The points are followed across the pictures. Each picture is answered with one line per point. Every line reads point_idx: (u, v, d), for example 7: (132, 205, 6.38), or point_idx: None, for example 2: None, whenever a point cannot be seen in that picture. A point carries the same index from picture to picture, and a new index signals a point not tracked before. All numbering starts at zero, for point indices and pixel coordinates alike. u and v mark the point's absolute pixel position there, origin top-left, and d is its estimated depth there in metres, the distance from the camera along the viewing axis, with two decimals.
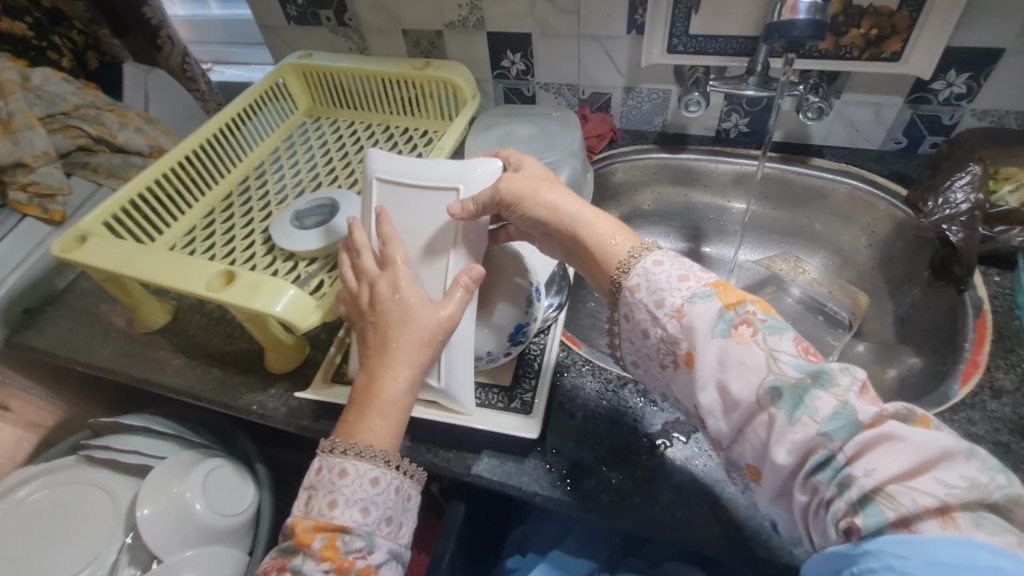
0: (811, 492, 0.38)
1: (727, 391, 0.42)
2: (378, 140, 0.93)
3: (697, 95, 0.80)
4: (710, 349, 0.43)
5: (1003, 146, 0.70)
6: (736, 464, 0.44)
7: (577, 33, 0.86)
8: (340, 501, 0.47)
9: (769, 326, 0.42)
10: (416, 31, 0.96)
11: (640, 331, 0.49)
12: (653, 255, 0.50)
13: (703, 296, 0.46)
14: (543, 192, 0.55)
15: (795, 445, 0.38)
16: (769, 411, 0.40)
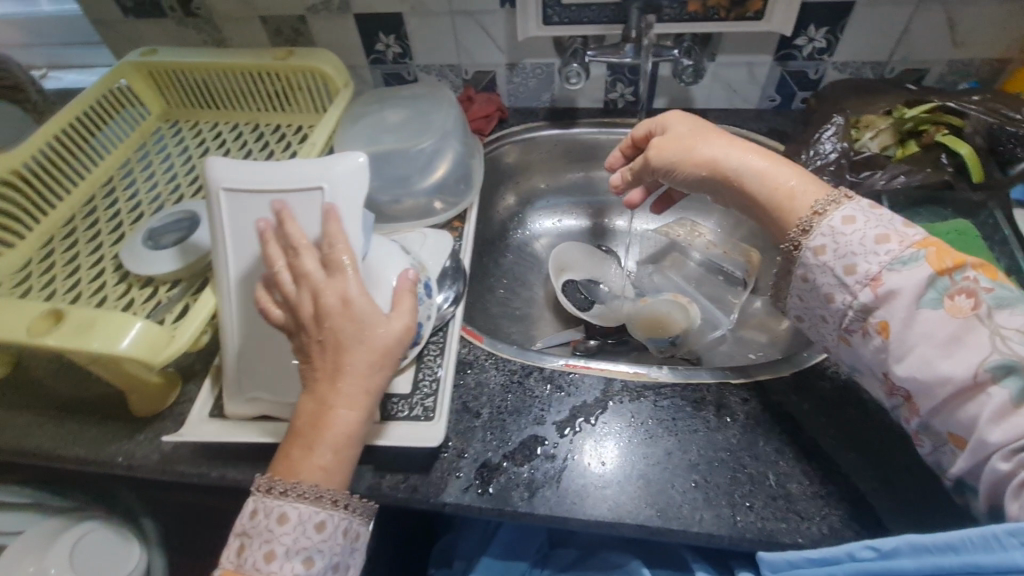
0: (1014, 467, 0.36)
1: (934, 360, 0.40)
2: (246, 142, 0.85)
3: (576, 67, 0.77)
4: (916, 318, 0.41)
5: (867, 95, 0.73)
6: (931, 430, 0.42)
7: (450, 10, 0.82)
8: (276, 554, 0.43)
9: (994, 295, 0.40)
10: (276, 18, 0.87)
11: (823, 292, 0.46)
12: (843, 208, 0.46)
13: (909, 260, 0.42)
14: (703, 149, 0.53)
15: (1016, 427, 0.36)
16: (989, 389, 0.37)
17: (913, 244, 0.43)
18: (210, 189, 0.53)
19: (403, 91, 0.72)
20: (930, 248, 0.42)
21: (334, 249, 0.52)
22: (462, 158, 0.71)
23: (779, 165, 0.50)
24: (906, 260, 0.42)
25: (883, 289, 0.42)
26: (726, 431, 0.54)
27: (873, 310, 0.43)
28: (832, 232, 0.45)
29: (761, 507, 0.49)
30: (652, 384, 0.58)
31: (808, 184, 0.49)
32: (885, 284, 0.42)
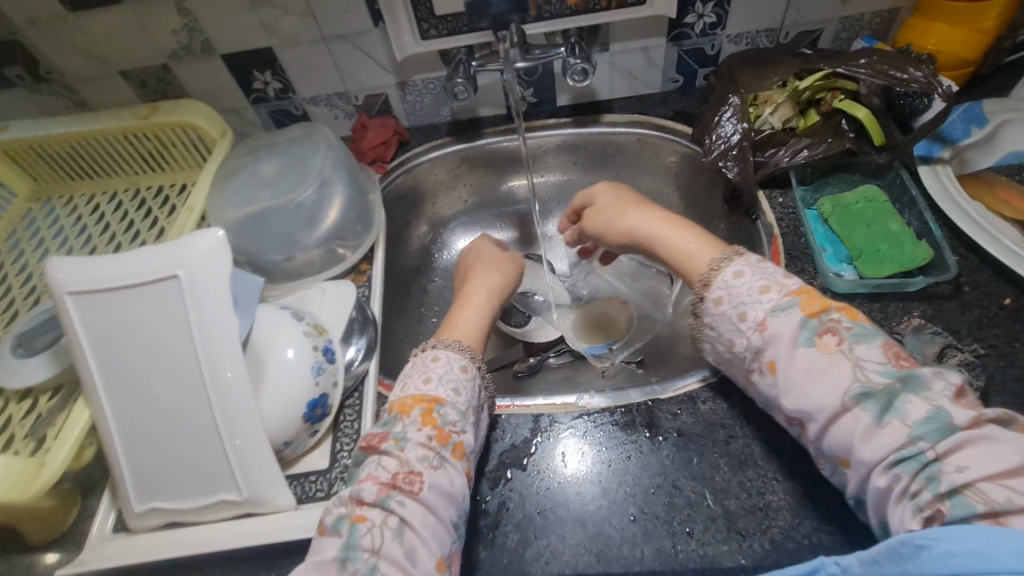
0: (893, 482, 0.38)
1: (812, 389, 0.42)
2: (127, 211, 0.77)
3: (462, 80, 0.72)
4: (794, 357, 0.44)
5: (761, 69, 0.69)
6: (823, 453, 0.43)
7: (322, 37, 0.76)
8: (433, 378, 0.52)
9: (855, 334, 0.43)
10: (136, 70, 0.80)
11: (725, 338, 0.49)
12: (734, 264, 0.50)
13: (785, 307, 0.45)
14: (620, 222, 0.62)
15: (884, 446, 0.39)
16: (855, 412, 0.40)
17: (791, 292, 0.46)
18: (55, 295, 0.48)
19: (279, 137, 0.67)
20: (804, 295, 0.45)
21: (206, 334, 0.47)
22: (353, 199, 0.66)
23: (683, 231, 0.57)
24: (785, 307, 0.45)
25: (767, 332, 0.46)
26: (659, 453, 0.52)
27: (763, 351, 0.46)
28: (725, 285, 0.49)
29: (698, 531, 0.47)
30: (579, 413, 0.55)
31: (705, 245, 0.54)
32: (768, 328, 0.46)
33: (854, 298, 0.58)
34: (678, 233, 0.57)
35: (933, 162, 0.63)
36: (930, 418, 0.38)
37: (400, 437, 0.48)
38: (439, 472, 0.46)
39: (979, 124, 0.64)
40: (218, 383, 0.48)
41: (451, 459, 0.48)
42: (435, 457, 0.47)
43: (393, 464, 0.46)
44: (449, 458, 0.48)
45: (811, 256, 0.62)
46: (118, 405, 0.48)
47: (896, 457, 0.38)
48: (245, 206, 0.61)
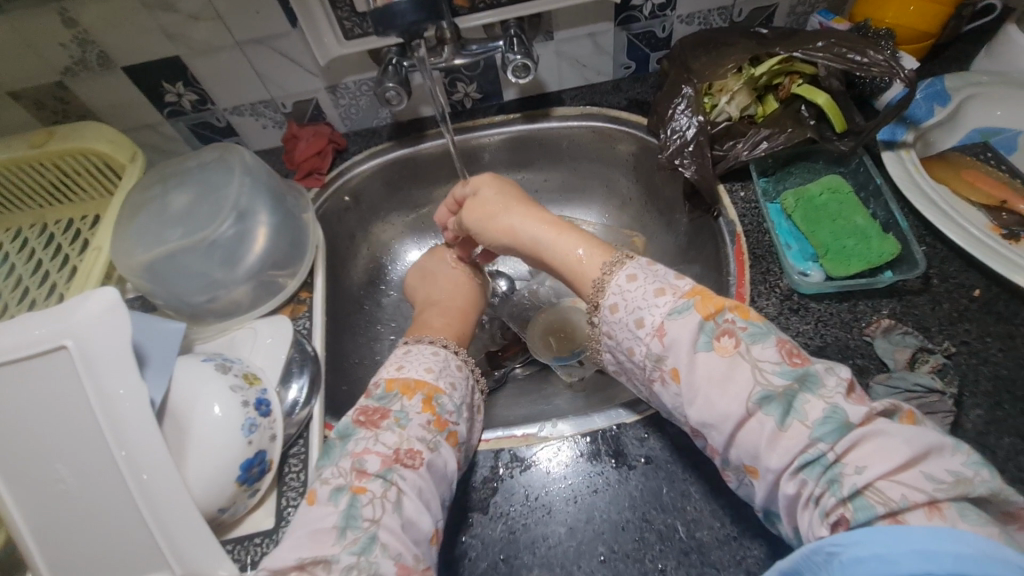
0: (799, 488, 0.37)
1: (712, 395, 0.41)
2: (34, 251, 0.68)
3: (393, 84, 0.66)
4: (695, 362, 0.42)
5: (715, 51, 0.64)
6: (728, 461, 0.41)
7: (235, 41, 0.68)
8: (405, 364, 0.52)
9: (750, 334, 0.42)
10: (28, 90, 0.71)
11: (625, 347, 0.47)
12: (625, 268, 0.49)
13: (681, 309, 0.44)
14: (503, 218, 0.58)
15: (788, 450, 0.37)
16: (758, 417, 0.39)
17: (684, 293, 0.45)
18: None
19: (192, 161, 0.60)
20: (696, 296, 0.44)
21: (109, 407, 0.41)
22: (282, 227, 0.60)
23: (567, 235, 0.55)
24: (680, 309, 0.44)
25: (665, 337, 0.43)
26: (627, 483, 0.49)
27: (663, 359, 0.44)
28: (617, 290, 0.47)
29: (672, 568, 0.44)
30: (541, 444, 0.52)
31: (593, 249, 0.53)
32: (666, 332, 0.44)
33: (822, 299, 0.55)
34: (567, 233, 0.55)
35: (897, 147, 0.60)
36: (830, 419, 0.36)
37: (400, 416, 0.47)
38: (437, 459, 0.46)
39: (943, 101, 0.61)
40: (132, 460, 0.42)
41: (448, 444, 0.48)
42: (432, 445, 0.47)
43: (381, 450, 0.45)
44: (445, 443, 0.48)
45: (775, 255, 0.59)
46: (15, 493, 0.43)
47: (800, 460, 0.36)
48: (155, 245, 0.55)
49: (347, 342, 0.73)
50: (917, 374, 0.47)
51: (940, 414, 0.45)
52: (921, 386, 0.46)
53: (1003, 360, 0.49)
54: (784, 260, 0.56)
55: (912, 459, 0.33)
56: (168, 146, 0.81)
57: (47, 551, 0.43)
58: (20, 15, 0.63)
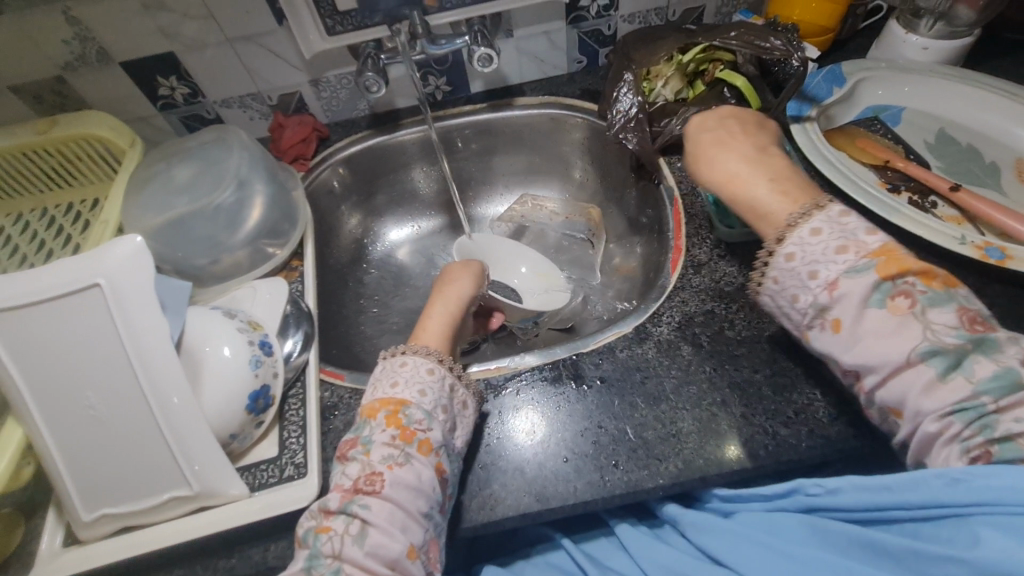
0: (943, 429, 0.39)
1: (875, 346, 0.41)
2: (36, 232, 0.73)
3: (372, 74, 0.74)
4: (863, 317, 0.42)
5: (651, 43, 0.75)
6: (872, 401, 0.44)
7: (226, 38, 0.76)
8: (401, 381, 0.52)
9: (929, 296, 0.41)
10: (28, 84, 0.76)
11: (787, 293, 0.47)
12: (813, 220, 0.47)
13: (864, 267, 0.42)
14: (736, 170, 0.54)
15: (944, 399, 0.39)
16: (919, 367, 0.40)
17: (866, 253, 0.43)
18: None
19: (191, 142, 0.67)
20: (881, 257, 0.42)
21: (135, 338, 0.48)
22: (275, 199, 0.67)
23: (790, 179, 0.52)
24: (861, 267, 0.43)
25: (837, 291, 0.43)
26: (585, 399, 0.57)
27: (826, 310, 0.44)
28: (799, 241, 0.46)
29: (623, 463, 0.53)
30: (512, 374, 0.60)
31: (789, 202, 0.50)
32: (840, 287, 0.43)
33: (745, 246, 0.65)
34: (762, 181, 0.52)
35: (803, 120, 0.71)
36: (997, 375, 0.38)
37: (366, 441, 0.49)
38: (404, 470, 0.47)
39: (840, 83, 0.73)
40: (154, 385, 0.49)
41: (417, 455, 0.48)
42: (399, 457, 0.48)
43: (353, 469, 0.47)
44: (415, 454, 0.48)
45: (706, 213, 0.69)
46: (52, 419, 0.49)
47: (954, 408, 0.39)
48: (162, 213, 0.62)
49: (334, 310, 0.80)
50: None
51: None
52: None
53: None
54: (713, 215, 0.66)
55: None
56: (158, 138, 0.88)
57: (79, 469, 0.49)
58: (26, 13, 0.69)
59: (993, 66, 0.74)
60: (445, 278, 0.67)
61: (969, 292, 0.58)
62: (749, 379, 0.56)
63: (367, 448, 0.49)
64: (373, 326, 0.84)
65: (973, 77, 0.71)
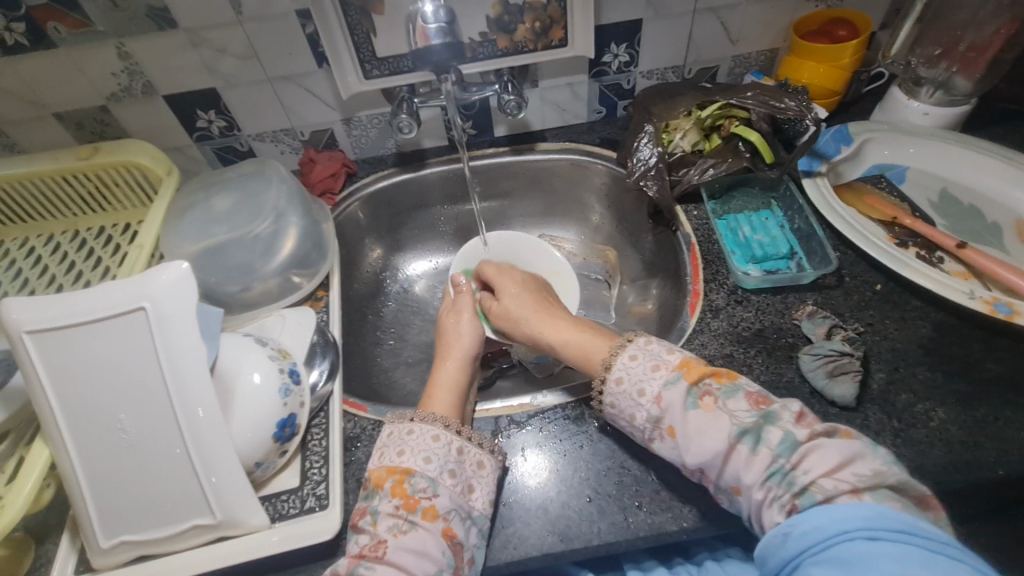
0: (765, 493, 0.45)
1: (701, 441, 0.48)
2: (67, 253, 0.75)
3: (406, 117, 0.78)
4: (687, 419, 0.49)
5: (670, 99, 0.80)
6: (719, 487, 0.49)
7: (267, 77, 0.80)
8: (407, 450, 0.53)
9: (724, 392, 0.50)
10: (72, 112, 0.80)
11: (626, 413, 0.53)
12: (629, 347, 0.55)
13: (673, 381, 0.51)
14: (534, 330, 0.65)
15: (759, 468, 0.46)
16: (737, 449, 0.47)
17: (672, 368, 0.52)
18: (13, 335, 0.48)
19: (230, 173, 0.70)
20: (685, 368, 0.51)
21: (173, 362, 0.49)
22: (308, 230, 0.69)
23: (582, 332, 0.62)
24: (672, 380, 0.51)
25: (664, 403, 0.50)
26: (608, 439, 0.58)
27: (661, 420, 0.51)
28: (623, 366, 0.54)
29: (646, 505, 0.53)
30: (535, 411, 0.61)
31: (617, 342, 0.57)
32: (665, 400, 0.51)
33: (761, 292, 0.67)
34: (553, 321, 0.65)
35: (814, 175, 0.75)
36: (784, 441, 0.46)
37: (374, 510, 0.50)
38: (408, 538, 0.48)
39: (847, 142, 0.77)
40: (188, 410, 0.49)
41: (422, 522, 0.49)
42: (404, 525, 0.49)
43: (366, 537, 0.49)
44: (419, 522, 0.49)
45: (723, 259, 0.71)
46: (83, 440, 0.49)
47: (768, 473, 0.45)
48: (199, 240, 0.64)
49: (354, 341, 0.81)
50: (831, 342, 0.60)
51: (852, 373, 0.57)
52: (834, 351, 0.59)
53: (897, 336, 0.62)
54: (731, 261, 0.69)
55: (844, 461, 0.44)
56: (191, 167, 0.91)
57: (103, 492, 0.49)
58: (81, 47, 0.72)
59: (991, 133, 0.79)
60: (444, 335, 0.68)
61: (980, 345, 0.60)
62: None
63: (376, 516, 0.50)
64: (388, 358, 0.85)
65: (973, 142, 0.75)
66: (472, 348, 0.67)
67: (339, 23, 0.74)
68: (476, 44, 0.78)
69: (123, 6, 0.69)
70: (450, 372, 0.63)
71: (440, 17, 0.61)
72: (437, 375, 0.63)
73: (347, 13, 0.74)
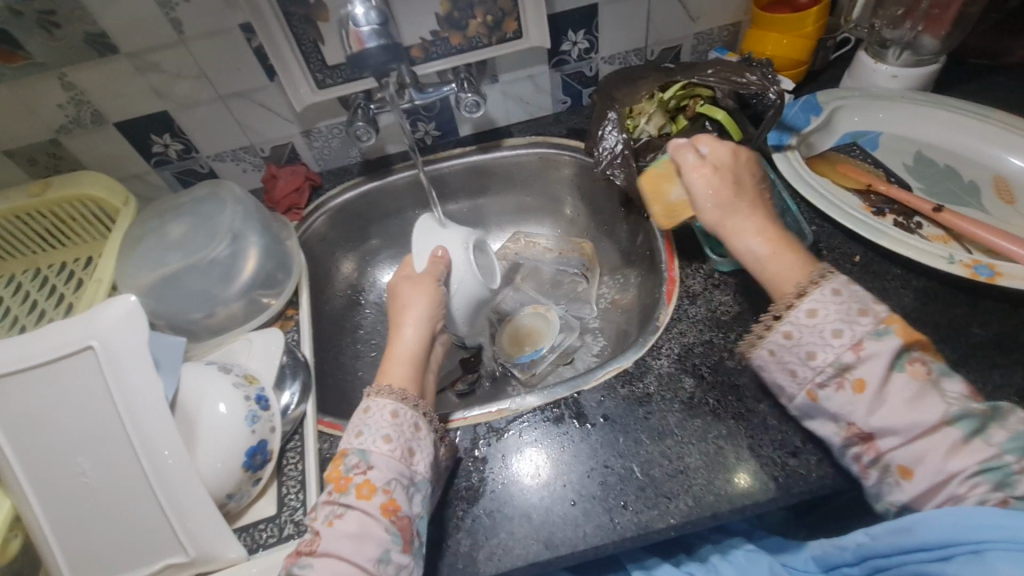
0: (969, 487, 0.41)
1: (895, 408, 0.43)
2: (28, 293, 0.73)
3: (362, 124, 0.76)
4: (889, 379, 0.44)
5: (631, 82, 0.78)
6: (878, 459, 0.44)
7: (218, 95, 0.77)
8: (363, 430, 0.52)
9: (939, 368, 0.44)
10: (22, 148, 0.77)
11: (805, 351, 0.47)
12: (829, 282, 0.48)
13: (878, 334, 0.44)
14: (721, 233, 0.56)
15: (969, 457, 0.41)
16: (944, 430, 0.42)
17: (882, 319, 0.45)
18: None
19: (185, 197, 0.68)
20: (897, 323, 0.45)
21: (128, 399, 0.47)
22: (270, 249, 0.67)
23: (787, 256, 0.52)
24: (880, 332, 0.44)
25: (863, 352, 0.44)
26: (589, 439, 0.56)
27: (852, 368, 0.45)
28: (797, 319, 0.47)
29: (632, 505, 0.51)
30: (514, 415, 0.59)
31: (799, 280, 0.50)
32: (864, 349, 0.44)
33: (738, 274, 0.65)
34: (747, 224, 0.55)
35: (784, 149, 0.73)
36: (1012, 440, 0.41)
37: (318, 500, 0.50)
38: (344, 519, 0.47)
39: (816, 112, 0.75)
40: (148, 445, 0.47)
41: (356, 501, 0.48)
42: (337, 509, 0.48)
43: (310, 525, 0.48)
44: (353, 502, 0.48)
45: (697, 243, 0.69)
46: (39, 483, 0.47)
47: (981, 466, 0.40)
48: (156, 270, 0.63)
49: (332, 356, 0.79)
50: None
51: None
52: None
53: None
54: (705, 245, 0.67)
55: None
56: (153, 194, 0.89)
57: (64, 542, 0.47)
58: (22, 81, 0.70)
59: (962, 90, 0.77)
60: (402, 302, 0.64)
61: (964, 310, 0.59)
62: (756, 412, 0.55)
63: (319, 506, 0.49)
64: (369, 371, 0.83)
65: (946, 102, 0.73)
66: (431, 312, 0.63)
67: (285, 34, 0.73)
68: (429, 43, 0.76)
69: (59, 35, 0.67)
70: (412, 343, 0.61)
71: (372, 19, 0.59)
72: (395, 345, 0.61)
73: (290, 22, 0.72)
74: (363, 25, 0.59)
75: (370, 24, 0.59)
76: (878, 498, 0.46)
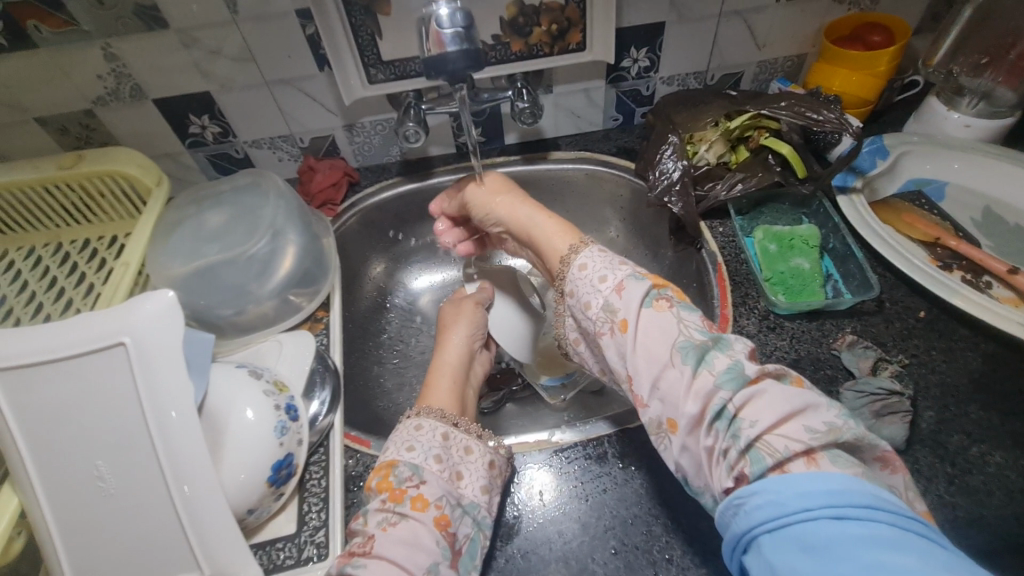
0: (711, 442, 0.38)
1: (648, 345, 0.43)
2: (48, 268, 0.70)
3: (413, 124, 0.73)
4: (641, 317, 0.44)
5: (692, 107, 0.75)
6: (649, 418, 0.42)
7: (264, 81, 0.74)
8: (415, 445, 0.50)
9: (681, 304, 0.45)
10: (55, 116, 0.74)
11: (582, 303, 0.49)
12: (580, 258, 0.51)
13: (636, 278, 0.47)
14: (508, 209, 0.63)
15: (700, 394, 0.39)
16: (678, 367, 0.40)
17: (644, 271, 0.48)
18: None
19: (224, 186, 0.67)
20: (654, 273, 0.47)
21: (156, 402, 0.44)
22: (307, 247, 0.64)
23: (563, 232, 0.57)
24: (640, 277, 0.47)
25: (625, 294, 0.46)
26: (632, 483, 0.53)
27: (615, 310, 0.45)
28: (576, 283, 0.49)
29: (677, 559, 0.48)
30: (553, 449, 0.56)
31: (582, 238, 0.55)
32: (626, 292, 0.46)
33: (795, 318, 0.62)
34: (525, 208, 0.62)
35: (849, 191, 0.70)
36: (731, 369, 0.39)
37: (365, 510, 0.47)
38: (398, 528, 0.44)
39: (883, 155, 0.72)
40: (172, 454, 0.44)
41: (411, 512, 0.45)
42: (392, 517, 0.45)
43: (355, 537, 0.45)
44: (409, 511, 0.45)
45: (751, 281, 0.66)
46: (53, 484, 0.44)
47: (713, 412, 0.38)
48: (190, 260, 0.60)
49: (357, 361, 0.76)
50: (878, 378, 0.55)
51: (900, 414, 0.53)
52: (882, 389, 0.54)
53: (946, 370, 0.57)
54: (763, 285, 0.64)
55: (791, 412, 0.36)
56: (184, 174, 0.86)
57: (71, 550, 0.44)
58: (63, 48, 0.67)
59: None
60: (445, 324, 0.68)
61: None
62: None
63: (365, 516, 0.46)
64: (392, 378, 0.80)
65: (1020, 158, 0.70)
66: (470, 330, 0.67)
67: (342, 24, 0.70)
68: (489, 47, 0.73)
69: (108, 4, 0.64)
70: (454, 361, 0.64)
71: (457, 20, 0.55)
72: (439, 364, 0.63)
73: (350, 13, 0.69)
74: (446, 26, 0.55)
75: (453, 26, 0.55)
76: (702, 492, 0.39)
